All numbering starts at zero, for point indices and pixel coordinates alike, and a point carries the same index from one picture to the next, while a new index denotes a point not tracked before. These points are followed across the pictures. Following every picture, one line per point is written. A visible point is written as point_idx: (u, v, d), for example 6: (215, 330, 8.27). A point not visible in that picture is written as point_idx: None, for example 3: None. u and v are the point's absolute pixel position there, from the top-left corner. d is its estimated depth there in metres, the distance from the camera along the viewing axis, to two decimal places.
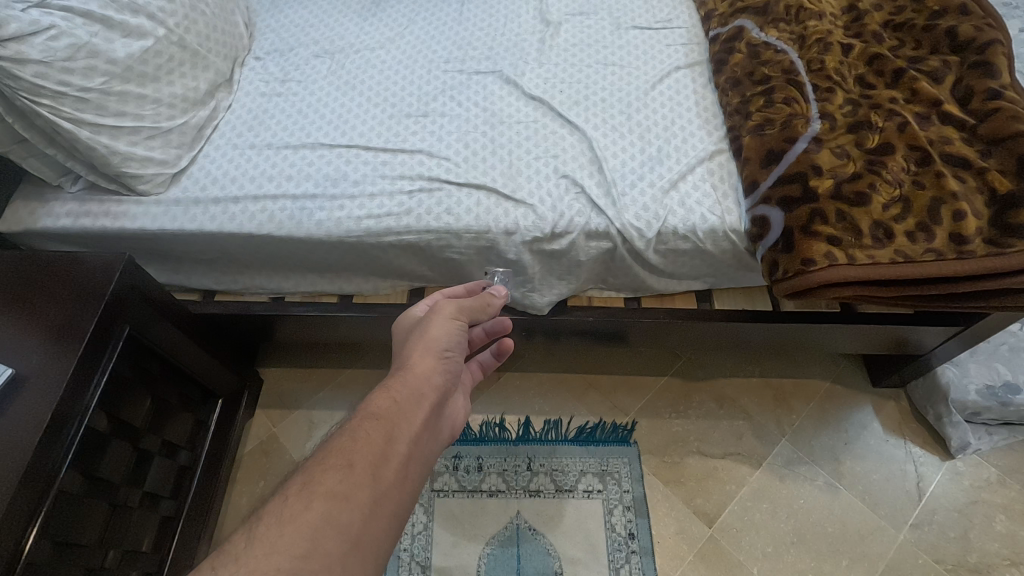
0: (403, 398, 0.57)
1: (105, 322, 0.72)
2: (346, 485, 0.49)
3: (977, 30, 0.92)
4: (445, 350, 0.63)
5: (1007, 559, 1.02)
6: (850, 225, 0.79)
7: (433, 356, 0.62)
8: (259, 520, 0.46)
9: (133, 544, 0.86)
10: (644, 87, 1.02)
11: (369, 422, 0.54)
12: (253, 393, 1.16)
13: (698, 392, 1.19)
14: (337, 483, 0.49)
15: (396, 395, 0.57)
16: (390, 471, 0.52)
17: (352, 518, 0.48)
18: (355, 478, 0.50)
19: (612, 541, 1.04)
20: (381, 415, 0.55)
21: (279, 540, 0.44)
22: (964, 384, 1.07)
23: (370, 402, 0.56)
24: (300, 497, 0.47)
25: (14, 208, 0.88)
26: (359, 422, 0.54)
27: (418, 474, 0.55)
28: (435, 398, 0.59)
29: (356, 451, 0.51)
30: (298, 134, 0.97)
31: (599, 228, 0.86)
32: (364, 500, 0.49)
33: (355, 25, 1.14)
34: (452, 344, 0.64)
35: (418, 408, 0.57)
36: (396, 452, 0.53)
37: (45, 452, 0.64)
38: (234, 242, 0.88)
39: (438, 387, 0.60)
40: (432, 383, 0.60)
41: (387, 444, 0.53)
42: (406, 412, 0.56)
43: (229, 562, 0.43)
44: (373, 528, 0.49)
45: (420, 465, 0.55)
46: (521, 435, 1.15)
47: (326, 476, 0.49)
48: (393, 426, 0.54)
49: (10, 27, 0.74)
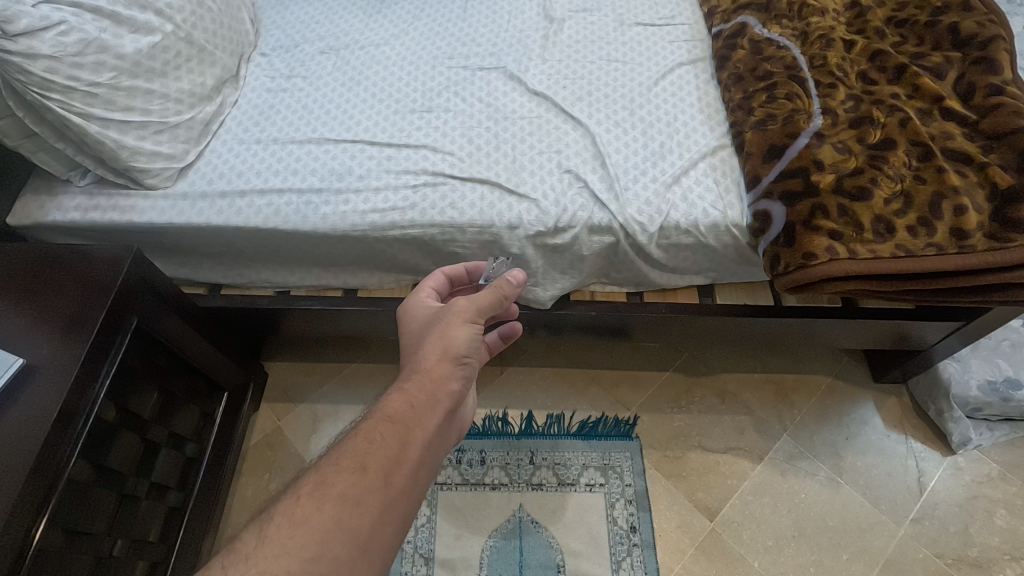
0: (419, 401, 0.57)
1: (114, 313, 0.73)
2: (358, 489, 0.50)
3: (980, 25, 0.92)
4: (464, 356, 0.61)
5: (1007, 553, 1.02)
6: (851, 219, 0.80)
7: (450, 363, 0.60)
8: (269, 520, 0.47)
9: (143, 533, 0.88)
10: (647, 83, 1.02)
11: (383, 425, 0.54)
12: (258, 386, 1.17)
13: (699, 387, 1.20)
14: (348, 487, 0.50)
15: (412, 398, 0.57)
16: (401, 476, 0.52)
17: (361, 524, 0.49)
18: (367, 482, 0.50)
19: (614, 534, 1.05)
20: (395, 418, 0.55)
21: (289, 542, 0.46)
22: (965, 380, 1.08)
23: (385, 404, 0.56)
24: (312, 498, 0.48)
25: (23, 202, 0.89)
26: (373, 424, 0.55)
27: (425, 479, 0.56)
28: (448, 404, 0.59)
29: (369, 455, 0.52)
30: (304, 129, 0.98)
31: (601, 222, 0.87)
32: (374, 504, 0.50)
33: (361, 22, 1.15)
34: (470, 350, 0.62)
35: (432, 412, 0.57)
36: (408, 457, 0.53)
37: (55, 442, 0.65)
38: (240, 236, 0.89)
39: (452, 393, 0.60)
40: (447, 389, 0.59)
41: (399, 448, 0.53)
42: (420, 417, 0.56)
43: (240, 561, 0.44)
44: (381, 533, 0.50)
45: (428, 470, 0.56)
46: (524, 428, 1.15)
47: (338, 478, 0.50)
48: (406, 430, 0.55)
49: (21, 23, 0.75)
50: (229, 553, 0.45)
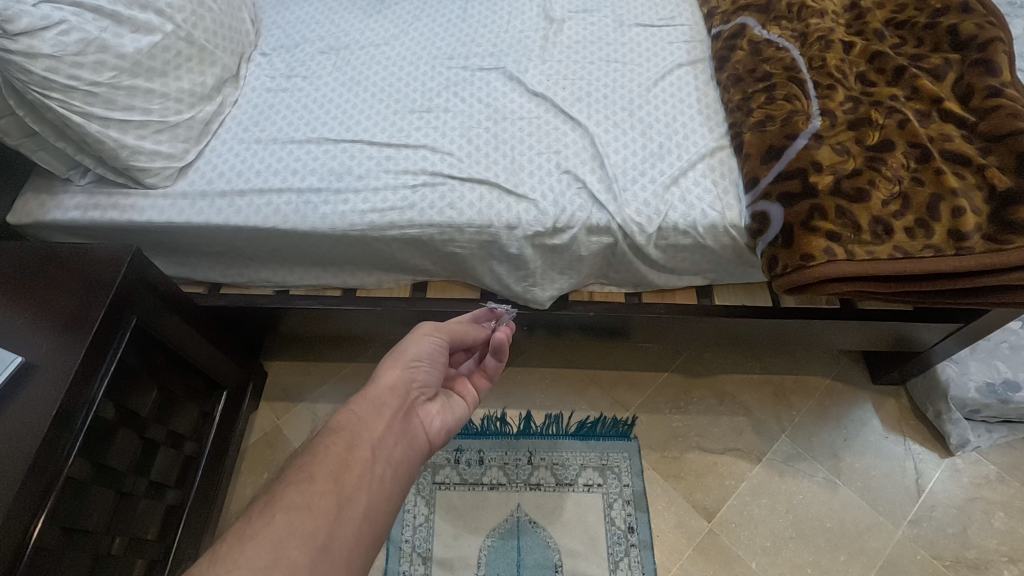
0: (364, 409, 0.59)
1: (114, 312, 0.73)
2: (306, 496, 0.50)
3: (979, 27, 0.92)
4: (414, 358, 0.65)
5: (1006, 555, 1.02)
6: (850, 220, 0.80)
7: (400, 366, 0.63)
8: (223, 541, 0.46)
9: (138, 532, 0.88)
10: (646, 84, 1.02)
11: (329, 437, 0.56)
12: (257, 386, 1.18)
13: (698, 388, 1.20)
14: (297, 496, 0.50)
15: (358, 408, 0.59)
16: (354, 476, 0.53)
17: (315, 527, 0.48)
18: (315, 489, 0.51)
19: (612, 535, 1.05)
20: (341, 428, 0.57)
21: (241, 555, 0.44)
22: (964, 381, 1.07)
23: (332, 419, 0.58)
24: (263, 512, 0.48)
25: (24, 200, 0.89)
26: (321, 438, 0.56)
27: (388, 478, 0.55)
28: (398, 404, 0.61)
29: (316, 464, 0.53)
30: (304, 128, 0.98)
31: (600, 223, 0.87)
32: (327, 507, 0.50)
33: (361, 22, 1.15)
34: (422, 354, 0.65)
35: (380, 415, 0.59)
36: (358, 458, 0.54)
37: (53, 443, 0.65)
38: (239, 235, 0.89)
39: (401, 395, 0.62)
40: (395, 392, 0.61)
41: (347, 452, 0.54)
42: (367, 421, 0.58)
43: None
44: (341, 534, 0.49)
45: (390, 469, 0.56)
46: (522, 428, 1.16)
47: (288, 490, 0.50)
48: (353, 435, 0.56)
49: (22, 22, 0.76)
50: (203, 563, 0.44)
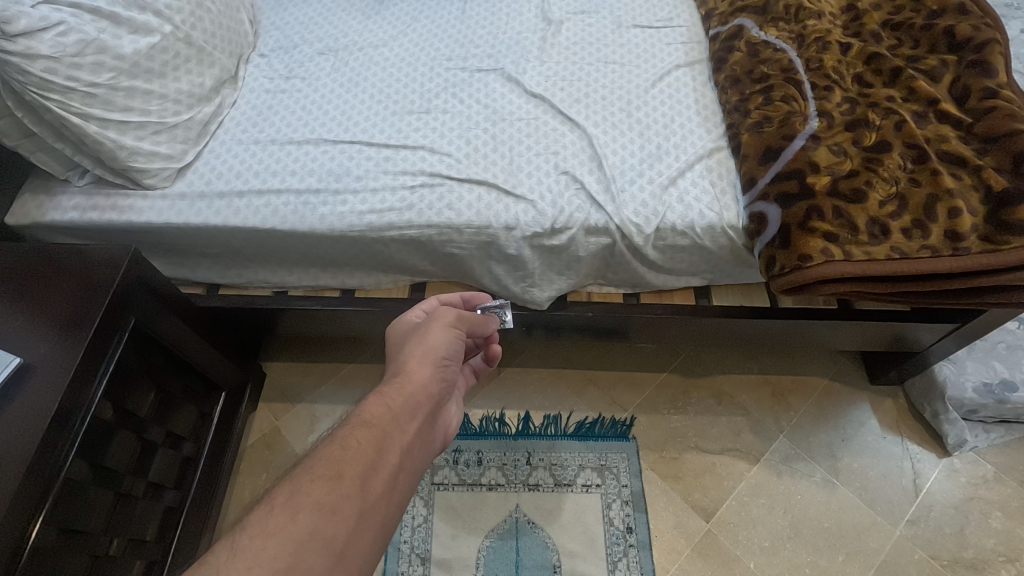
0: (397, 405, 0.58)
1: (113, 312, 0.74)
2: (333, 497, 0.49)
3: (975, 29, 0.93)
4: (444, 358, 0.64)
5: (1002, 555, 1.02)
6: (847, 221, 0.80)
7: (432, 364, 0.63)
8: (242, 532, 0.45)
9: (138, 532, 0.88)
10: (644, 85, 1.03)
11: (360, 431, 0.55)
12: (256, 386, 1.18)
13: (697, 388, 1.20)
14: (324, 495, 0.49)
15: (390, 402, 0.58)
16: (380, 481, 0.52)
17: (337, 532, 0.48)
18: (343, 490, 0.50)
19: (610, 534, 1.05)
20: (372, 424, 0.55)
21: (261, 554, 0.44)
22: (961, 381, 1.07)
23: (363, 410, 0.57)
24: (286, 508, 0.47)
25: (23, 201, 0.89)
26: (350, 429, 0.55)
27: (407, 485, 0.55)
28: (429, 406, 0.60)
29: (346, 462, 0.52)
30: (302, 129, 0.98)
31: (598, 224, 0.87)
32: (351, 511, 0.49)
33: (359, 23, 1.15)
34: (450, 354, 0.65)
35: (412, 418, 0.58)
36: (387, 462, 0.54)
37: (52, 444, 0.65)
38: (237, 236, 0.89)
39: (433, 395, 0.61)
40: (427, 391, 0.61)
41: (377, 453, 0.54)
42: (398, 421, 0.57)
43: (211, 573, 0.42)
44: (359, 540, 0.49)
45: (409, 475, 0.56)
46: (521, 429, 1.16)
47: (314, 486, 0.49)
48: (383, 435, 0.55)
49: (21, 23, 0.75)
50: (202, 566, 0.43)
